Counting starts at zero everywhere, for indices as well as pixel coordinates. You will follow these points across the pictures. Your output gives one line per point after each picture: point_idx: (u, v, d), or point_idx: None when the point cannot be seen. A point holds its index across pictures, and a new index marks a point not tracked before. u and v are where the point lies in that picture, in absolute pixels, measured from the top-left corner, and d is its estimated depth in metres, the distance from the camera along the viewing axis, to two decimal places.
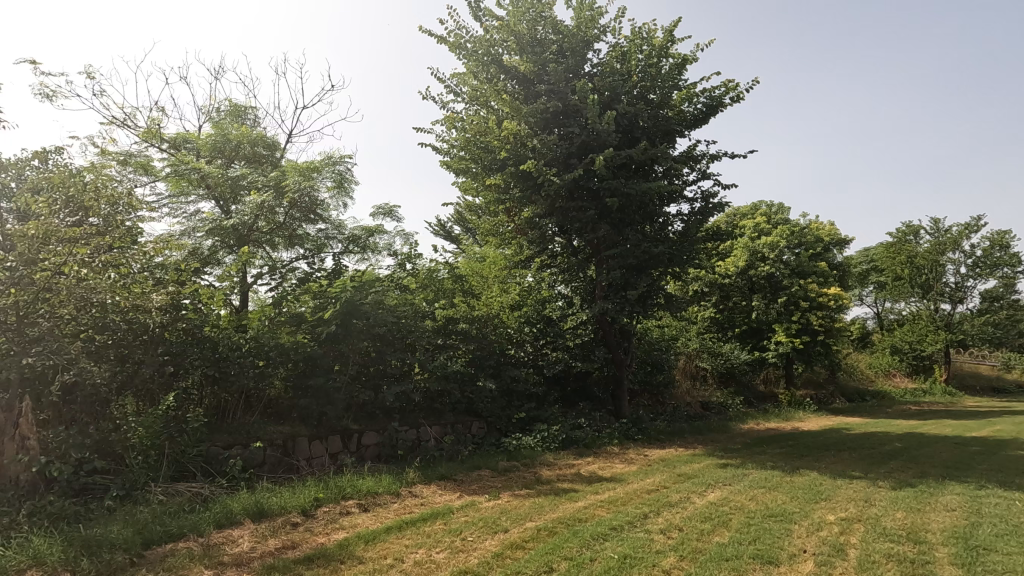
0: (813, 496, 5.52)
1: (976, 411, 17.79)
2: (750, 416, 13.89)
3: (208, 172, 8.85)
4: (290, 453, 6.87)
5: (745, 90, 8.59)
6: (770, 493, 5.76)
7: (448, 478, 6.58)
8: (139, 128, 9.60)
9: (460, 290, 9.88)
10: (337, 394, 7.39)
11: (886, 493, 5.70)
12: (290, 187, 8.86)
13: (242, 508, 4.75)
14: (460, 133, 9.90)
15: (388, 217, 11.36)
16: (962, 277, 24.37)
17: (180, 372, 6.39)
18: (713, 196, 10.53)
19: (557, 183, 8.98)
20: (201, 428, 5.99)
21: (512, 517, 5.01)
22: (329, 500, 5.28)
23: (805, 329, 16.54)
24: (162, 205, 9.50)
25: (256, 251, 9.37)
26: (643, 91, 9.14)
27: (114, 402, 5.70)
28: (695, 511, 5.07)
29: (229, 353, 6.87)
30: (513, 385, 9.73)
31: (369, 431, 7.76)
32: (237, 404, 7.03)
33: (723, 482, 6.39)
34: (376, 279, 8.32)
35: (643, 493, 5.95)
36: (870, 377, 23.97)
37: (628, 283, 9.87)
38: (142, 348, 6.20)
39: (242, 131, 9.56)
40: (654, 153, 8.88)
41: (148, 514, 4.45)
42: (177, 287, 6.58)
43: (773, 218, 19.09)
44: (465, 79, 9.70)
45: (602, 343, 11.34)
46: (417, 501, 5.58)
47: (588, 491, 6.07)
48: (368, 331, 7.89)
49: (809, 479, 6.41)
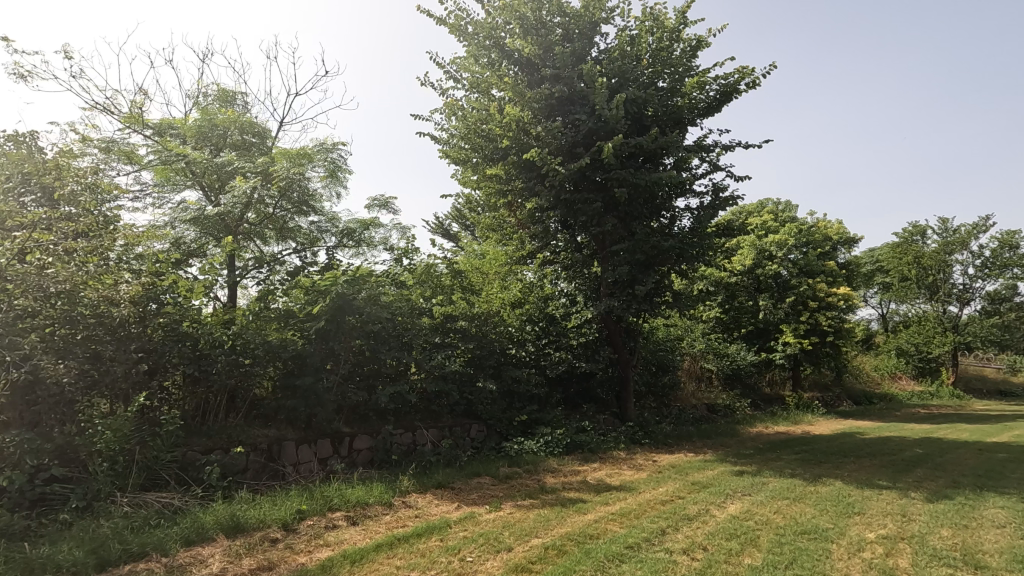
0: (846, 509, 5.05)
1: (990, 415, 17.45)
2: (758, 419, 13.45)
3: (192, 159, 8.39)
4: (276, 458, 6.39)
5: (762, 75, 8.11)
6: (796, 505, 5.27)
7: (445, 486, 6.09)
8: (120, 113, 9.06)
9: (459, 287, 9.37)
10: (327, 395, 6.91)
11: (923, 507, 5.22)
12: (278, 174, 8.42)
13: (215, 522, 4.27)
14: (460, 121, 9.46)
15: (384, 209, 10.88)
16: (970, 278, 23.98)
17: (156, 371, 5.93)
18: (724, 189, 10.07)
19: (562, 173, 8.54)
20: (177, 432, 5.50)
21: (516, 533, 4.53)
22: (314, 512, 4.78)
23: (815, 329, 16.12)
24: (146, 196, 9.01)
25: (246, 244, 9.00)
26: (653, 77, 8.62)
27: (81, 403, 5.21)
28: (718, 526, 4.60)
29: (211, 349, 6.40)
30: (514, 386, 9.25)
31: (361, 435, 7.28)
32: (220, 404, 6.58)
33: (744, 493, 5.90)
34: (370, 273, 7.82)
35: (658, 504, 5.46)
36: (877, 380, 23.56)
37: (635, 279, 9.42)
38: (114, 345, 5.65)
39: (229, 114, 9.02)
40: (664, 142, 8.41)
41: (109, 531, 3.96)
42: (154, 279, 6.16)
43: (781, 216, 18.62)
44: (465, 65, 9.22)
45: (606, 342, 10.86)
46: (411, 513, 5.09)
47: (598, 501, 5.59)
48: (361, 329, 7.34)
49: (835, 489, 5.93)
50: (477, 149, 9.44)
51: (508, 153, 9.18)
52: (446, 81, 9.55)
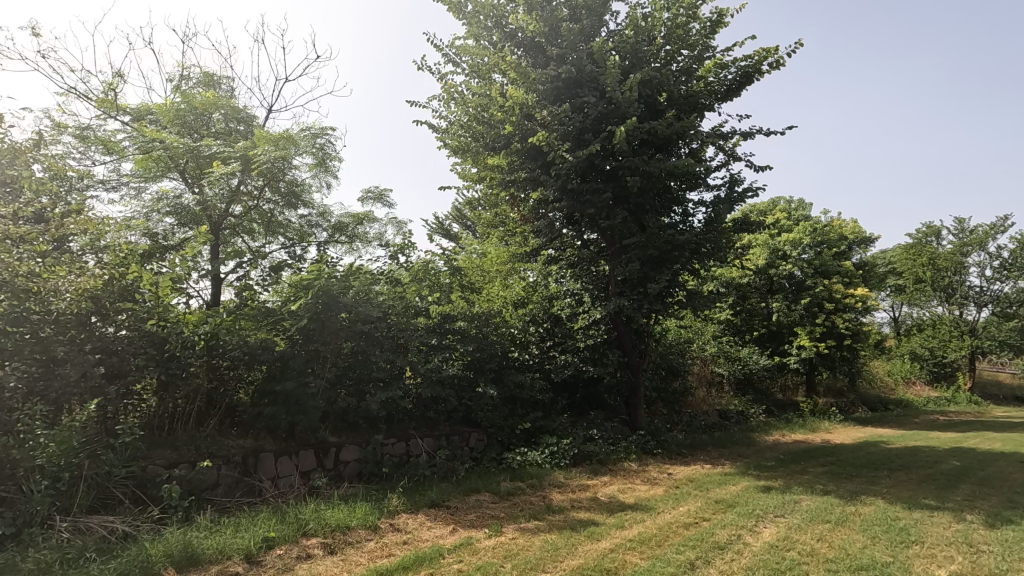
0: (900, 536, 4.39)
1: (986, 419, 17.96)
2: (773, 426, 12.79)
3: (168, 143, 7.76)
4: (252, 471, 5.74)
5: (787, 54, 7.44)
6: (841, 532, 4.60)
7: (439, 505, 5.42)
8: (94, 97, 8.39)
9: (458, 286, 8.69)
10: (311, 403, 6.24)
11: (989, 534, 4.54)
12: (259, 160, 7.51)
13: (164, 554, 3.62)
14: (460, 108, 8.85)
15: (378, 202, 10.26)
16: (987, 280, 23.31)
17: (117, 375, 5.26)
18: (741, 181, 9.39)
19: (569, 160, 7.92)
20: (135, 444, 4.84)
21: (519, 566, 3.86)
22: (285, 539, 4.10)
23: (831, 332, 15.57)
24: (122, 186, 8.41)
25: (233, 240, 8.61)
26: (668, 58, 7.98)
27: (22, 410, 4.57)
28: (757, 559, 3.94)
29: (181, 351, 5.67)
30: (517, 391, 8.59)
31: (349, 445, 6.63)
32: (190, 412, 5.91)
33: (777, 515, 5.21)
34: (361, 269, 7.13)
35: (682, 529, 4.78)
36: (891, 385, 22.86)
37: (646, 277, 8.78)
38: (67, 344, 5.02)
39: (210, 98, 8.31)
40: (681, 126, 7.73)
41: (34, 567, 3.31)
42: (117, 270, 5.51)
43: (794, 214, 17.93)
44: (466, 47, 8.61)
45: (616, 345, 10.11)
46: (399, 539, 4.42)
47: (612, 524, 4.91)
48: (349, 328, 6.68)
49: (880, 511, 5.26)
50: (478, 138, 8.83)
51: (511, 140, 8.57)
52: (445, 65, 8.93)
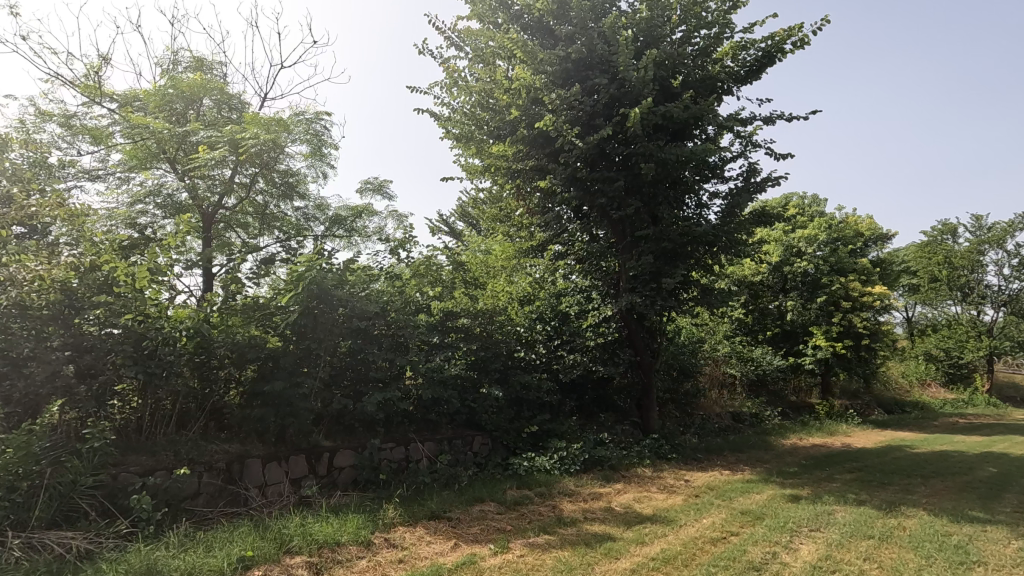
0: (959, 556, 3.89)
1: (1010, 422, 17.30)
2: (789, 429, 12.29)
3: (154, 129, 7.33)
4: (237, 479, 5.30)
5: (813, 31, 6.96)
6: (889, 549, 4.10)
7: (439, 516, 4.96)
8: (79, 83, 7.98)
9: (461, 281, 8.27)
10: (302, 405, 5.76)
11: None
12: (246, 146, 7.05)
13: None
14: (463, 93, 8.41)
15: (377, 194, 9.83)
16: (1005, 279, 22.65)
17: (89, 375, 4.77)
18: (757, 172, 8.90)
19: (579, 146, 7.44)
20: (105, 450, 4.41)
21: None
22: (265, 558, 3.64)
23: (848, 331, 15.01)
24: (108, 176, 8.00)
25: (227, 234, 8.29)
26: (685, 35, 7.52)
27: None
28: None
29: (162, 348, 5.16)
30: (523, 392, 8.14)
31: (344, 450, 6.18)
32: (171, 416, 5.45)
33: (813, 529, 4.71)
34: (359, 264, 6.76)
35: (709, 545, 4.29)
36: (906, 387, 22.27)
37: (659, 272, 8.30)
38: (33, 341, 4.55)
39: (197, 80, 7.89)
40: (699, 109, 7.23)
41: None
42: (91, 259, 5.07)
43: (808, 210, 17.41)
44: (469, 28, 8.17)
45: (627, 344, 9.62)
46: (394, 556, 3.96)
47: (630, 539, 4.44)
48: (344, 325, 6.22)
49: (926, 524, 4.75)
50: (483, 125, 8.38)
51: (517, 127, 8.13)
52: (447, 48, 8.52)
